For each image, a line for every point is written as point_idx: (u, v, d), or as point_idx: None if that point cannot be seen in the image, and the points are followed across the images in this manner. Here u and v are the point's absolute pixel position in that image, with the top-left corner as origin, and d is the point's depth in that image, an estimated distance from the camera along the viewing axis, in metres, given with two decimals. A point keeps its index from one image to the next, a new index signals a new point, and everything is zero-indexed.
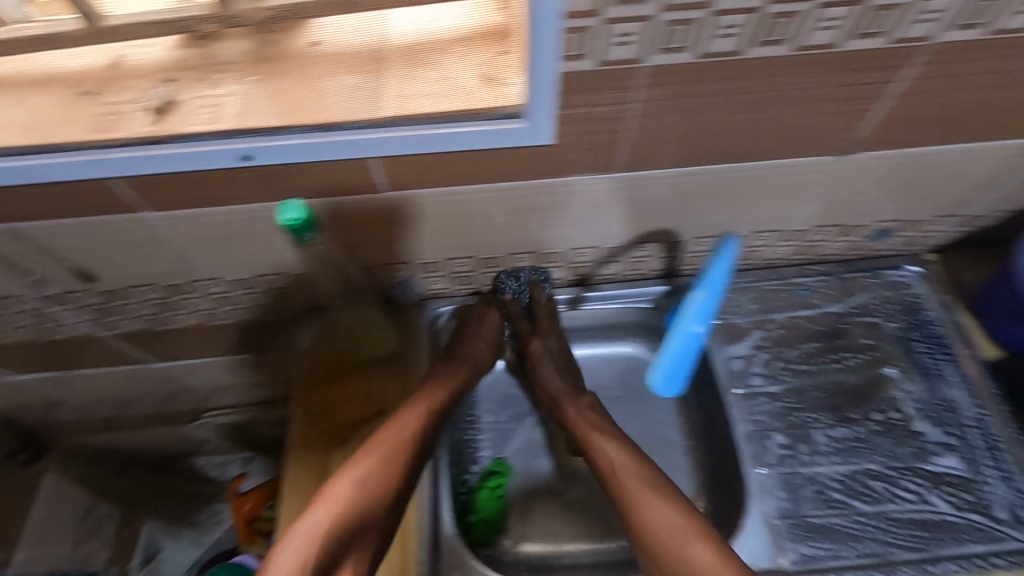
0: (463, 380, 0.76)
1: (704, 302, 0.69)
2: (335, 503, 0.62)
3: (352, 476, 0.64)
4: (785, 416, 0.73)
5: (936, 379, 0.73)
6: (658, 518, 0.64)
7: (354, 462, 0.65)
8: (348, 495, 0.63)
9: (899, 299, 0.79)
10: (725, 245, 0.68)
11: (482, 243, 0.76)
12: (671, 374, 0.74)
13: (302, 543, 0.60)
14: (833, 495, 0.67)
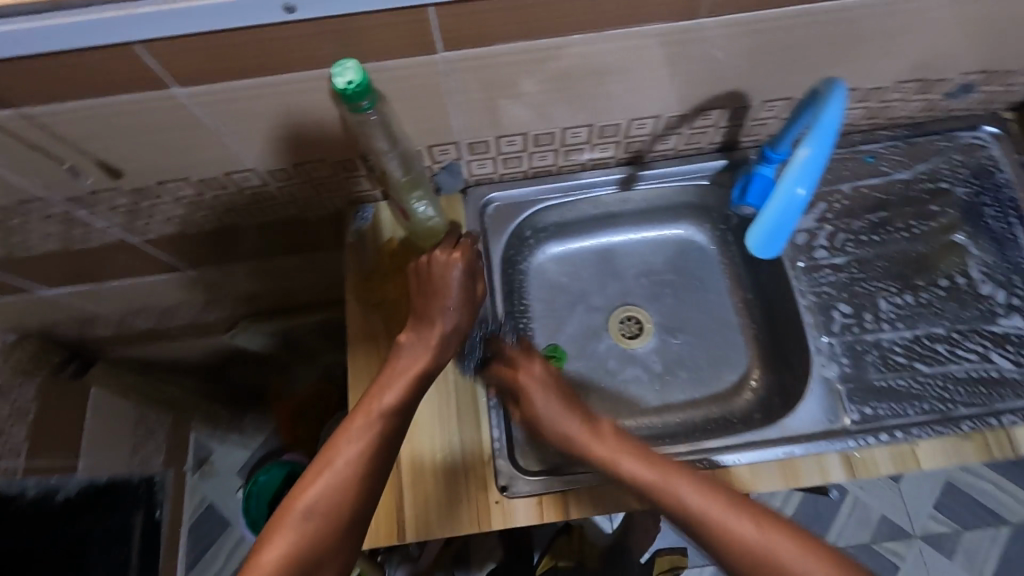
0: (444, 339, 0.60)
1: (813, 159, 0.58)
2: (332, 476, 0.50)
3: (346, 447, 0.51)
4: (849, 287, 0.72)
5: (1007, 243, 0.72)
6: (730, 544, 0.47)
7: (350, 425, 0.52)
8: (348, 464, 0.50)
9: (973, 161, 0.76)
10: (832, 91, 0.57)
11: (533, 117, 0.66)
12: (770, 243, 0.64)
13: (300, 521, 0.48)
14: (896, 358, 0.69)
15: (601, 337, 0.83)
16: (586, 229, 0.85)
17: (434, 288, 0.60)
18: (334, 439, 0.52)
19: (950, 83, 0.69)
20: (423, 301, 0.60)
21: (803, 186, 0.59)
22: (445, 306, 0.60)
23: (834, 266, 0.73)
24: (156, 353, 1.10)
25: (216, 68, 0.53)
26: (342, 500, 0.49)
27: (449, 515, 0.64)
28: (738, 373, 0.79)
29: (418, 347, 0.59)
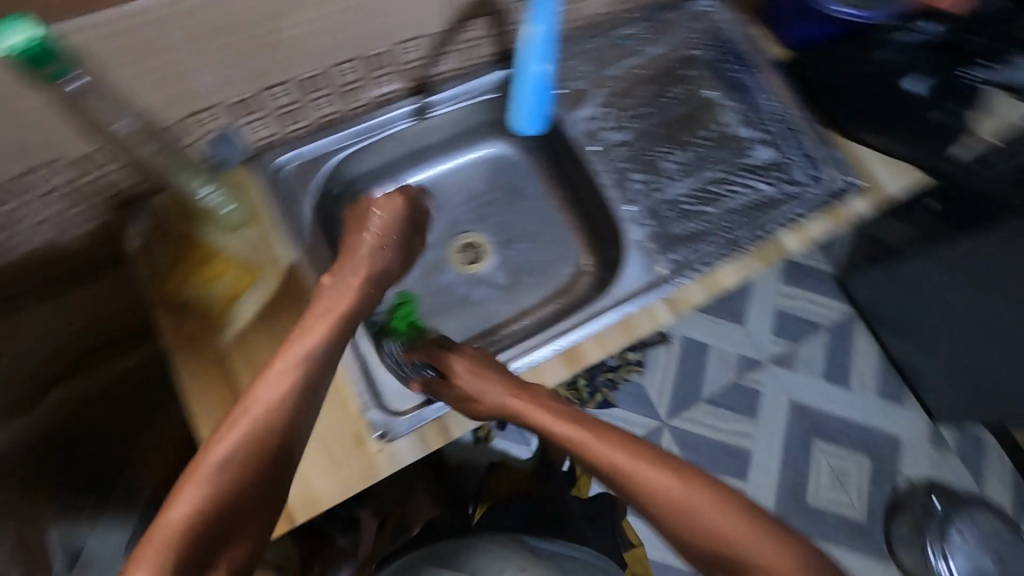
0: (374, 268, 0.63)
1: (538, 35, 0.71)
2: (251, 416, 0.49)
3: (273, 383, 0.51)
4: (637, 157, 0.81)
5: (746, 90, 0.86)
6: (649, 494, 0.55)
7: (271, 368, 0.52)
8: (271, 409, 0.50)
9: (705, 26, 0.87)
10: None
11: (293, 57, 0.63)
12: (523, 114, 0.78)
13: (213, 470, 0.47)
14: (687, 206, 0.79)
15: (447, 267, 0.85)
16: (400, 170, 0.84)
17: (358, 223, 0.65)
18: (258, 378, 0.52)
19: None
20: (355, 233, 0.64)
21: (534, 63, 0.72)
22: (360, 237, 0.64)
23: (620, 142, 0.81)
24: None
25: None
26: (263, 436, 0.49)
27: (337, 485, 0.63)
28: (571, 265, 0.85)
29: (344, 283, 0.61)
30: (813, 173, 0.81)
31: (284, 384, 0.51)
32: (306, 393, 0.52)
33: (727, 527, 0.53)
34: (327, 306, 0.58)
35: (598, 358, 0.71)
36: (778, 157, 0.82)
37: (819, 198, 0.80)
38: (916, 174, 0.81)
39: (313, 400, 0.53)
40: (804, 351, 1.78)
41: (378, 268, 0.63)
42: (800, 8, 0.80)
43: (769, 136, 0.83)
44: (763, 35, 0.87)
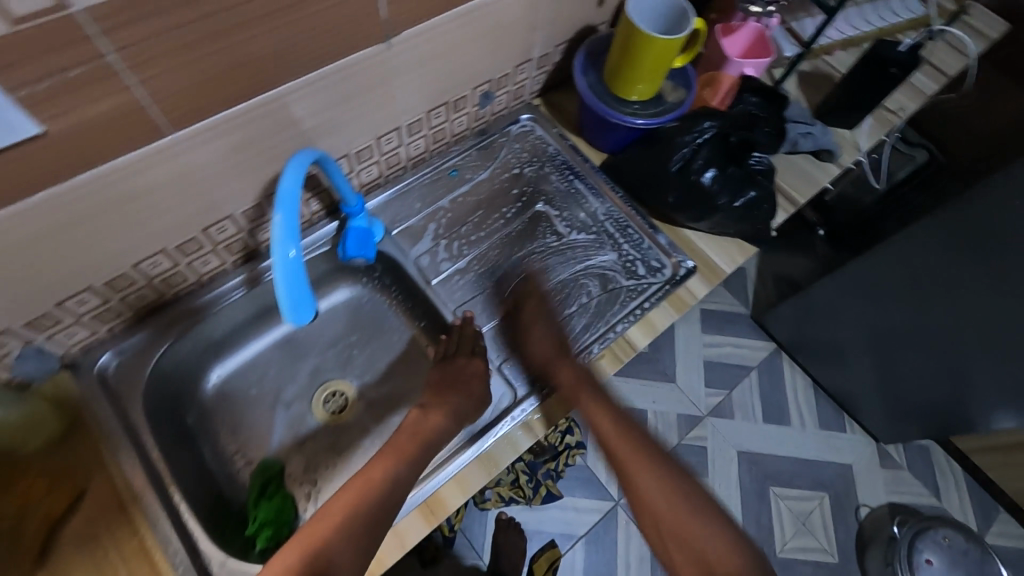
0: (453, 409, 0.70)
1: (287, 222, 0.53)
2: (350, 497, 0.60)
3: (373, 471, 0.64)
4: (479, 281, 0.84)
5: (574, 196, 0.91)
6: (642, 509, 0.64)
7: (363, 476, 0.63)
8: (378, 482, 0.62)
9: (529, 146, 0.94)
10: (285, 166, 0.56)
11: (83, 270, 0.61)
12: (294, 310, 0.54)
13: (316, 538, 0.58)
14: (534, 322, 0.81)
15: (312, 422, 0.81)
16: (251, 334, 0.82)
17: (465, 378, 0.73)
18: (369, 464, 0.65)
19: (473, 95, 0.85)
20: (447, 394, 0.72)
21: (291, 248, 0.52)
22: (467, 388, 0.72)
23: (461, 272, 0.84)
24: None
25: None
26: (358, 514, 0.59)
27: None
28: None
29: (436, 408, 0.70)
30: (649, 265, 0.85)
31: (376, 473, 0.63)
32: (391, 489, 0.62)
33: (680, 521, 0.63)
34: (418, 429, 0.69)
35: (460, 502, 0.69)
36: (615, 256, 0.86)
37: (659, 286, 0.83)
38: (745, 246, 0.87)
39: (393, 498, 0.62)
40: (738, 397, 1.75)
41: (463, 405, 0.71)
42: (595, 122, 0.88)
43: (603, 237, 0.88)
44: (580, 142, 0.94)
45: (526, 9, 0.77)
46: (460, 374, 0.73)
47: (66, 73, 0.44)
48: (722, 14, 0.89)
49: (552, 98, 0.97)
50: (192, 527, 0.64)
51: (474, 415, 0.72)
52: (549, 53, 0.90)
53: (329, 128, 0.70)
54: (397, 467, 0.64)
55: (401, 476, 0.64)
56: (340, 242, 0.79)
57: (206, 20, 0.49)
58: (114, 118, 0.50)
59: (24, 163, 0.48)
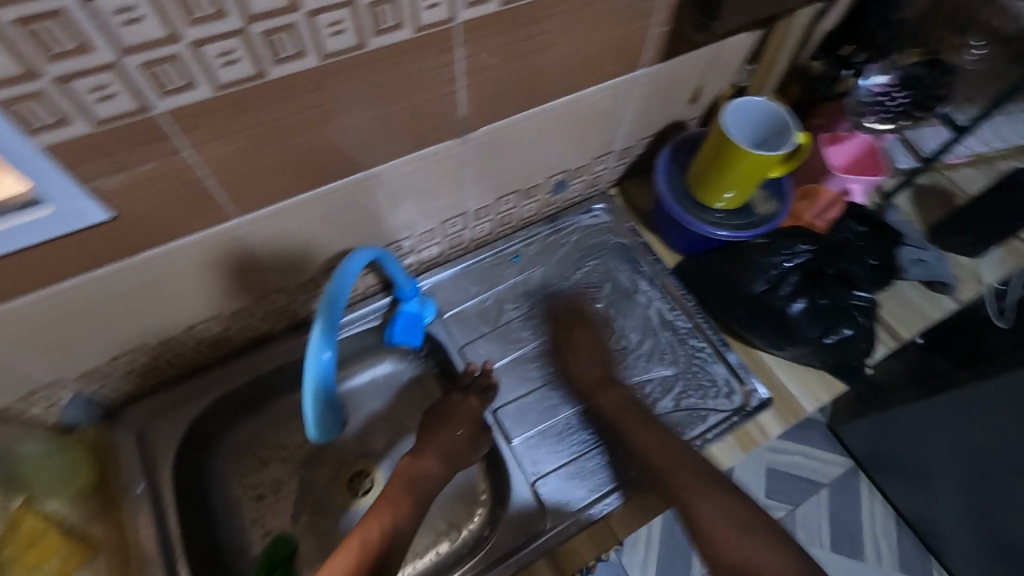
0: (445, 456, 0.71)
1: (329, 325, 0.50)
2: (347, 552, 0.59)
3: (372, 523, 0.63)
4: (531, 378, 0.79)
5: (638, 299, 0.84)
6: None
7: (355, 533, 0.61)
8: (378, 535, 0.62)
9: (597, 237, 0.88)
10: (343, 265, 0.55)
11: (137, 331, 0.62)
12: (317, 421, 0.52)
13: None
14: (582, 434, 0.75)
15: (333, 498, 0.78)
16: (289, 398, 0.81)
17: (451, 420, 0.73)
18: (366, 517, 0.64)
19: (546, 184, 0.82)
20: (435, 433, 0.72)
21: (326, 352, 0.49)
22: (455, 432, 0.72)
23: (511, 367, 0.80)
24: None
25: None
26: (362, 568, 0.58)
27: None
28: (469, 493, 0.77)
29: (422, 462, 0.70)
30: (720, 390, 0.76)
31: (376, 525, 0.63)
32: (386, 544, 0.61)
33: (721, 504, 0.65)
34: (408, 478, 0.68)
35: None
36: (677, 372, 0.78)
37: (725, 417, 0.74)
38: (833, 383, 0.76)
39: (387, 553, 0.61)
40: (802, 515, 1.55)
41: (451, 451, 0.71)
42: (672, 226, 0.82)
43: (669, 353, 0.80)
44: (653, 240, 0.88)
45: (613, 101, 0.73)
46: (444, 412, 0.74)
47: (138, 167, 0.45)
48: (825, 121, 0.80)
49: (628, 189, 0.93)
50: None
51: (464, 458, 0.72)
52: (631, 145, 0.85)
53: (394, 212, 0.69)
54: (394, 521, 0.64)
55: (399, 528, 0.63)
56: (387, 323, 0.77)
57: (284, 119, 0.49)
58: (181, 205, 0.50)
59: (89, 243, 0.48)
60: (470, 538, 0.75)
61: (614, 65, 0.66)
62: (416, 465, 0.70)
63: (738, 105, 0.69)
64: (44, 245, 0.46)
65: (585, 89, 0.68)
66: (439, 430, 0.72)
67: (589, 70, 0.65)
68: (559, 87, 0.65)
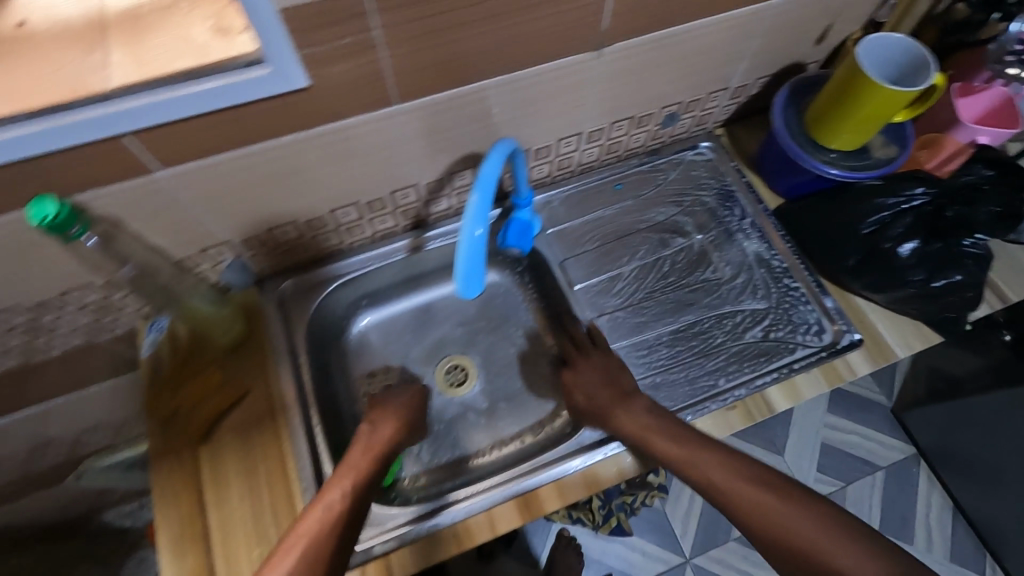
0: (403, 419, 0.74)
1: (481, 204, 0.52)
2: (316, 515, 0.58)
3: (332, 492, 0.61)
4: (628, 296, 0.82)
5: (736, 236, 0.86)
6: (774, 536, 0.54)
7: (322, 495, 0.60)
8: (342, 497, 0.60)
9: (699, 174, 0.90)
10: (489, 154, 0.57)
11: (293, 207, 0.71)
12: (466, 282, 0.53)
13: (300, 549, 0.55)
14: (669, 351, 0.78)
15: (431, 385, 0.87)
16: (398, 293, 0.90)
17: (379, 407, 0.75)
18: (324, 487, 0.62)
19: (659, 114, 0.84)
20: (383, 412, 0.74)
21: (481, 226, 0.51)
22: (405, 399, 0.77)
23: (606, 284, 0.82)
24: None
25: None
26: (328, 536, 0.56)
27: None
28: (554, 396, 0.85)
29: (382, 424, 0.72)
30: (808, 328, 0.79)
31: (338, 490, 0.61)
32: (355, 503, 0.61)
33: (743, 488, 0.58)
34: (370, 446, 0.68)
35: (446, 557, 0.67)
36: (769, 305, 0.81)
37: (813, 352, 0.76)
38: (928, 333, 0.77)
39: (358, 514, 0.60)
40: (853, 493, 1.54)
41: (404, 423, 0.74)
42: (781, 166, 0.83)
43: (763, 288, 0.82)
44: (757, 181, 0.89)
45: (742, 31, 0.74)
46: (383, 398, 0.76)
47: (338, 42, 0.51)
48: (959, 72, 0.78)
49: (735, 130, 0.93)
50: (324, 466, 0.71)
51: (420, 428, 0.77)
52: (747, 84, 0.86)
53: (520, 124, 0.74)
54: (362, 484, 0.63)
55: (361, 492, 0.62)
56: (500, 229, 0.84)
57: (459, 12, 0.54)
58: (361, 85, 0.57)
59: (284, 110, 0.56)
60: (552, 433, 0.82)
61: None
62: (374, 432, 0.70)
63: (876, 41, 0.69)
64: (256, 106, 0.54)
65: (721, 14, 0.69)
66: (381, 404, 0.75)
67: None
68: (698, 8, 0.67)
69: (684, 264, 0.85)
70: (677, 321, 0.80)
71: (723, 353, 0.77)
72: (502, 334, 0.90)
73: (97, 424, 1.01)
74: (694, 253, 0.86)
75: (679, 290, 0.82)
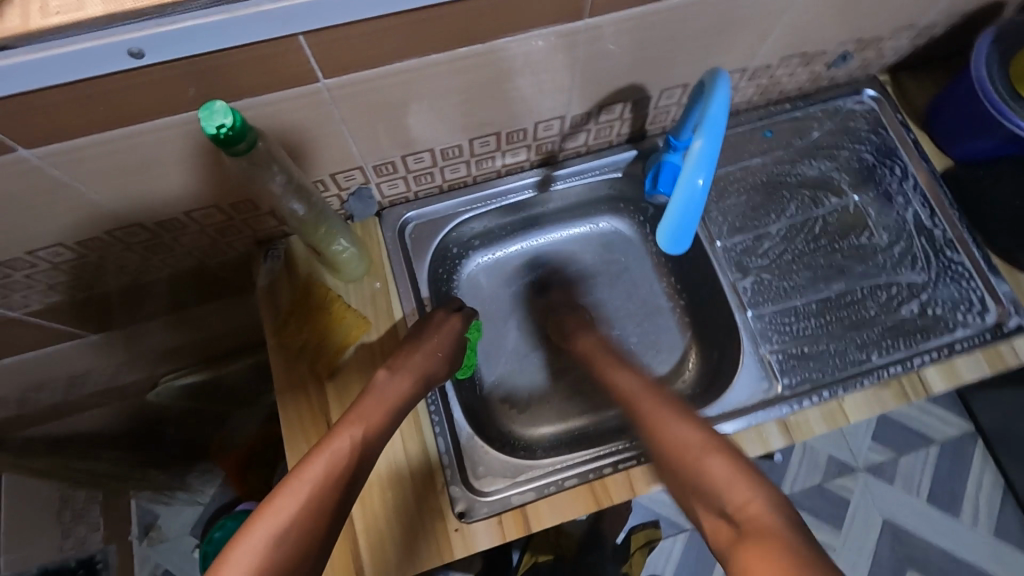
0: (425, 368, 0.65)
1: (706, 149, 0.53)
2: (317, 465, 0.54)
3: (340, 441, 0.56)
4: (772, 257, 0.77)
5: (895, 202, 0.78)
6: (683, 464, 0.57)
7: (328, 441, 0.56)
8: (351, 449, 0.56)
9: (858, 127, 0.81)
10: (713, 87, 0.53)
11: (437, 132, 0.64)
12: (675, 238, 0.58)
13: (288, 503, 0.51)
14: (814, 320, 0.73)
15: (543, 334, 0.83)
16: (512, 234, 0.84)
17: (401, 354, 0.65)
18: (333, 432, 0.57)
19: (832, 54, 0.74)
20: (407, 354, 0.65)
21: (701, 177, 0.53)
22: (435, 353, 0.66)
23: (748, 246, 0.77)
24: (66, 406, 1.02)
25: (58, 123, 0.44)
26: (321, 498, 0.52)
27: (406, 513, 0.63)
28: (677, 355, 0.81)
29: (400, 375, 0.63)
30: (973, 307, 0.71)
31: (346, 440, 0.57)
32: (359, 463, 0.56)
33: (621, 376, 0.70)
34: (385, 395, 0.62)
35: (537, 506, 0.64)
36: (928, 278, 0.74)
37: (977, 331, 0.70)
38: None
39: (361, 474, 0.56)
40: (904, 466, 1.40)
41: (427, 371, 0.65)
42: (967, 124, 0.72)
43: (924, 260, 0.75)
44: (923, 139, 0.80)
45: None
46: (421, 328, 0.67)
47: None
48: None
49: (902, 79, 0.83)
50: (452, 403, 0.69)
51: (439, 378, 0.67)
52: (936, 24, 0.74)
53: (694, 55, 0.65)
54: (371, 441, 0.58)
55: (370, 446, 0.58)
56: (649, 171, 0.74)
57: None
58: None
59: (473, 15, 0.49)
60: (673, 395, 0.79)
61: None
62: (390, 386, 0.62)
63: None
64: (449, 8, 0.47)
65: None
66: (408, 347, 0.66)
67: None
68: None
69: (834, 228, 0.79)
70: (826, 290, 0.75)
71: (876, 327, 0.72)
72: (619, 286, 0.85)
73: (184, 347, 0.99)
74: (845, 217, 0.79)
75: (826, 254, 0.77)
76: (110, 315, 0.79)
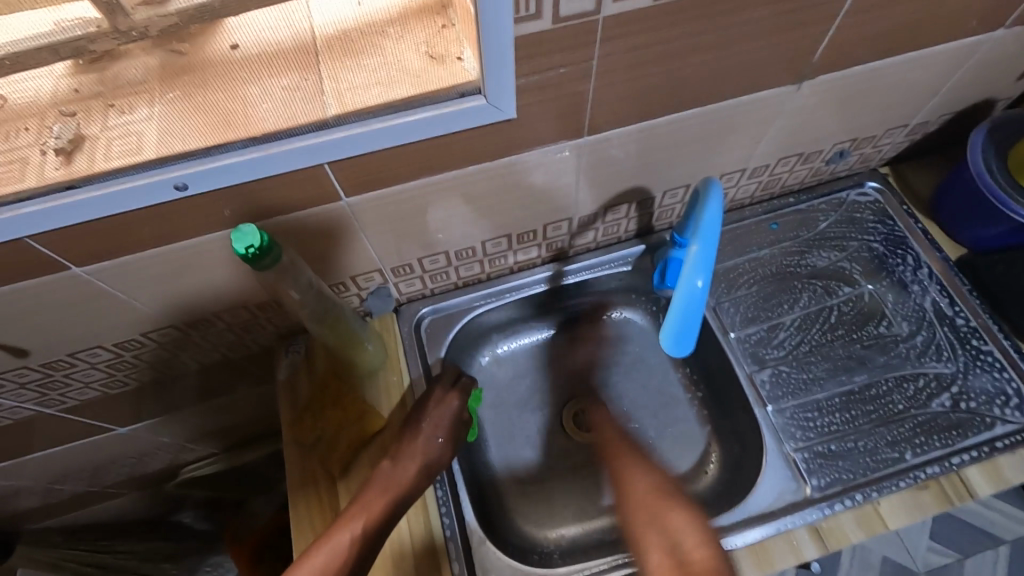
0: (428, 454, 0.64)
1: (704, 253, 0.54)
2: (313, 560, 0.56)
3: (340, 537, 0.57)
4: (789, 349, 0.76)
5: (912, 290, 0.77)
6: None
7: (329, 534, 0.57)
8: (350, 544, 0.57)
9: (863, 217, 0.82)
10: (707, 195, 0.56)
11: (451, 236, 0.68)
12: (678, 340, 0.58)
13: None
14: (839, 415, 0.70)
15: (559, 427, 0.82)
16: (526, 325, 0.85)
17: (405, 441, 0.65)
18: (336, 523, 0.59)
19: (828, 151, 0.77)
20: (411, 440, 0.64)
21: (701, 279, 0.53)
22: (436, 438, 0.65)
23: (764, 336, 0.77)
24: (87, 498, 1.03)
25: (108, 245, 0.50)
26: None
27: None
28: (697, 449, 0.78)
29: (404, 463, 0.63)
30: (1008, 401, 0.68)
31: (345, 534, 0.57)
32: (356, 560, 0.56)
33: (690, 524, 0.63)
34: (389, 484, 0.61)
35: None
36: (956, 369, 0.71)
37: (1016, 428, 0.66)
38: None
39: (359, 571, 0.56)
40: None
41: (431, 458, 0.64)
42: (972, 214, 0.73)
43: (949, 349, 0.73)
44: (933, 228, 0.80)
45: (946, 65, 0.67)
46: (425, 410, 0.67)
47: (553, 71, 0.49)
48: None
49: (904, 171, 0.85)
50: (463, 498, 0.67)
51: (444, 464, 0.65)
52: (928, 122, 0.78)
53: (692, 160, 0.69)
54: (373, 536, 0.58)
55: (371, 540, 0.58)
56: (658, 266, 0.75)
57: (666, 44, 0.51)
58: (558, 113, 0.54)
59: (481, 140, 0.54)
60: (695, 494, 0.75)
61: (971, 24, 0.61)
62: (394, 475, 0.62)
63: None
64: (458, 136, 0.52)
65: (931, 47, 0.63)
66: (412, 432, 0.65)
67: (948, 24, 0.60)
68: (906, 42, 0.61)
69: (850, 317, 0.78)
70: (848, 381, 0.73)
71: (907, 422, 0.69)
72: (634, 376, 0.84)
73: (206, 437, 1.01)
74: (861, 305, 0.79)
75: (845, 344, 0.76)
76: (138, 409, 0.82)
